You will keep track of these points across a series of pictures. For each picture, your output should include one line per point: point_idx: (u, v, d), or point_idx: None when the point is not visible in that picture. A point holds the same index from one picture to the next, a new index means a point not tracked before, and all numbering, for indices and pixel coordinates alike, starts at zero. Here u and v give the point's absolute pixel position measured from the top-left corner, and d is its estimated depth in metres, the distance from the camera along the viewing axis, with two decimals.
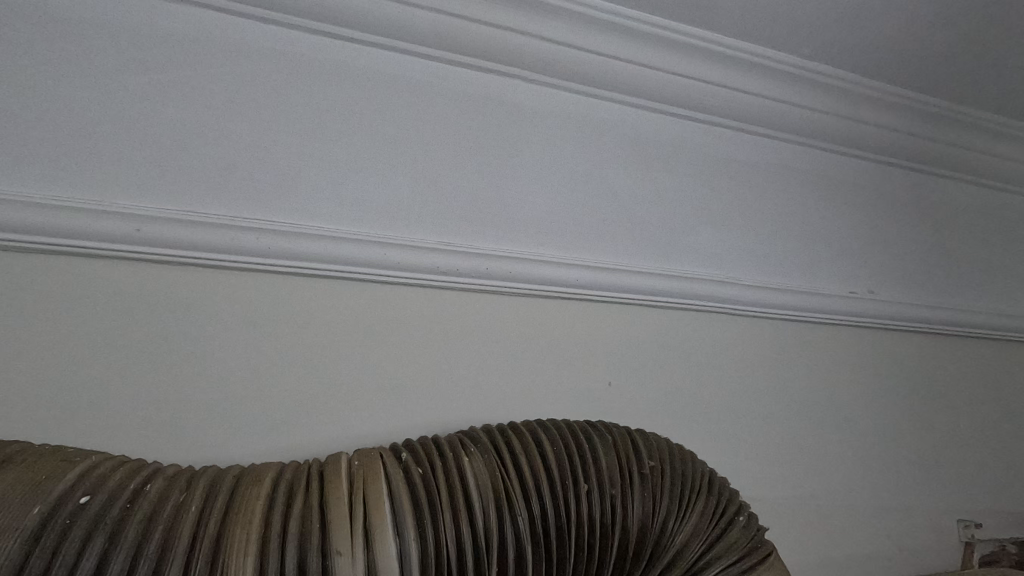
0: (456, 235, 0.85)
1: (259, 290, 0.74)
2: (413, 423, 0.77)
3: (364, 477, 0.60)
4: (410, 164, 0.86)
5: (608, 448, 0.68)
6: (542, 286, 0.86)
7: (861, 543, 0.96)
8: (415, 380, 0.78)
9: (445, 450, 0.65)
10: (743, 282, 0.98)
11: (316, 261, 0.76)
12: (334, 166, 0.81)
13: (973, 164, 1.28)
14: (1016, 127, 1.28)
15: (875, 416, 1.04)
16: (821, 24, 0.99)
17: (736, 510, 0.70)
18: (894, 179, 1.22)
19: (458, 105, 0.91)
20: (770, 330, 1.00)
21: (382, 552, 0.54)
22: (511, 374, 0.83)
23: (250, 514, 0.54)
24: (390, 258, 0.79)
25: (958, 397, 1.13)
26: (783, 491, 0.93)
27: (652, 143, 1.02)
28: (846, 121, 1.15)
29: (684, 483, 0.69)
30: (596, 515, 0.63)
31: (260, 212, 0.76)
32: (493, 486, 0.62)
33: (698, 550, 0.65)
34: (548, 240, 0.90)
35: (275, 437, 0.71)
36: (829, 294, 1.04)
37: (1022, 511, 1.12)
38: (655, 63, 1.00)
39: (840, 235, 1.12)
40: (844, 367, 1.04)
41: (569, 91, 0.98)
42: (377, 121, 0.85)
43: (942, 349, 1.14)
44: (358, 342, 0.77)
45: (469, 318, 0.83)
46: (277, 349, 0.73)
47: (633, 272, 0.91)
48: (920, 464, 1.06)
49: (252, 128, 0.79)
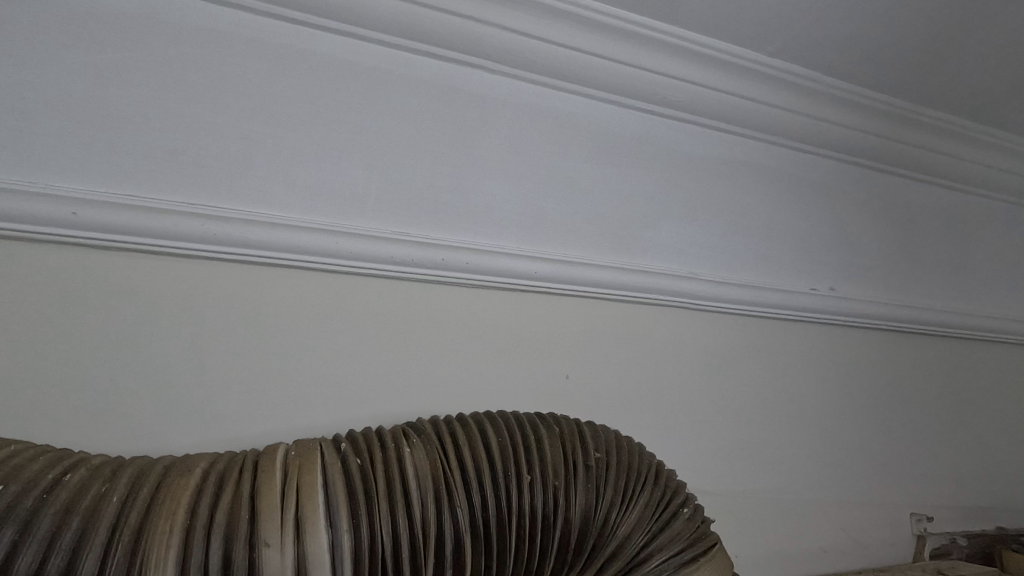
0: (414, 226, 0.84)
1: (204, 278, 0.72)
2: (364, 414, 0.76)
3: (299, 467, 0.59)
4: (368, 153, 0.84)
5: (554, 440, 0.68)
6: (501, 278, 0.86)
7: (816, 536, 0.97)
8: (368, 372, 0.77)
9: (387, 440, 0.64)
10: (705, 277, 0.98)
11: (265, 250, 0.74)
12: (288, 154, 0.80)
13: (935, 164, 1.30)
14: (976, 129, 1.31)
15: (832, 412, 1.05)
16: (789, 20, 0.99)
17: (681, 502, 0.70)
18: (857, 178, 1.23)
19: (420, 95, 0.89)
20: (731, 326, 1.00)
21: (313, 544, 0.53)
22: (467, 367, 0.82)
23: (175, 505, 0.53)
24: (343, 248, 0.78)
25: (915, 393, 1.15)
26: (740, 485, 0.94)
27: (617, 137, 1.02)
28: (812, 119, 1.16)
29: (630, 475, 0.68)
30: (537, 506, 0.62)
31: (207, 198, 0.74)
32: (433, 477, 0.61)
33: (641, 541, 0.65)
34: (509, 233, 0.89)
35: (219, 429, 0.69)
36: (791, 291, 1.05)
37: (973, 504, 1.15)
38: (622, 56, 0.99)
39: (803, 232, 1.12)
40: (803, 363, 1.05)
41: (533, 82, 0.97)
42: (334, 108, 0.84)
43: (900, 346, 1.16)
44: (308, 332, 0.75)
45: (425, 310, 0.82)
46: (222, 339, 0.72)
47: (594, 266, 0.91)
48: (876, 458, 1.07)
49: (202, 112, 0.76)
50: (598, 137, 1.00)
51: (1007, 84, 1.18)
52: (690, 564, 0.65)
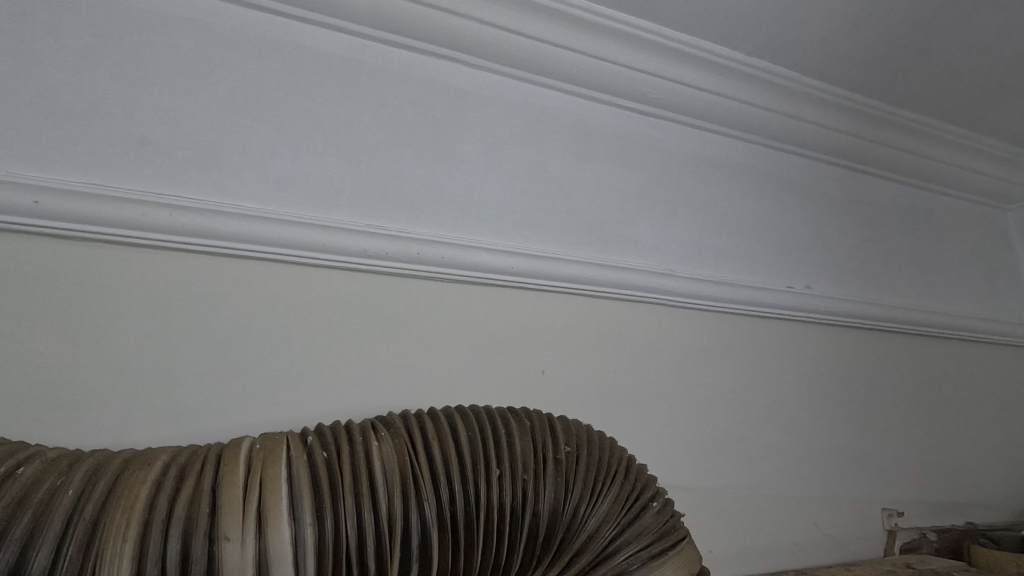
0: (389, 219, 0.83)
1: (172, 270, 0.71)
2: (335, 408, 0.75)
3: (263, 460, 0.58)
4: (343, 145, 0.83)
5: (524, 433, 0.68)
6: (477, 273, 0.85)
7: (789, 531, 0.98)
8: (339, 366, 0.76)
9: (354, 434, 0.63)
10: (681, 274, 0.99)
11: (234, 241, 0.73)
12: (260, 144, 0.78)
13: (908, 165, 1.32)
14: (949, 131, 1.33)
15: (806, 407, 1.06)
16: (766, 20, 0.99)
17: (651, 496, 0.70)
18: (832, 177, 1.25)
19: (397, 88, 0.89)
20: (707, 322, 1.01)
21: (275, 537, 0.52)
22: (441, 362, 0.82)
23: (132, 498, 0.51)
24: (315, 240, 0.76)
25: (887, 390, 1.17)
26: (714, 480, 0.94)
27: (595, 133, 1.02)
28: (789, 118, 1.17)
29: (600, 468, 0.68)
30: (506, 500, 0.62)
31: (175, 188, 0.72)
32: (400, 470, 0.60)
33: (609, 534, 0.65)
34: (485, 227, 0.89)
35: (184, 423, 0.67)
36: (766, 288, 1.06)
37: (943, 499, 1.16)
38: (602, 53, 0.99)
39: (779, 231, 1.14)
40: (777, 360, 1.06)
41: (512, 77, 0.97)
42: (308, 100, 0.83)
43: (873, 344, 1.18)
44: (278, 325, 0.74)
45: (398, 304, 0.81)
46: (189, 331, 0.70)
47: (571, 262, 0.91)
48: (849, 454, 1.09)
49: (173, 102, 0.75)
50: (577, 133, 1.00)
51: (979, 87, 1.20)
52: (658, 557, 0.65)
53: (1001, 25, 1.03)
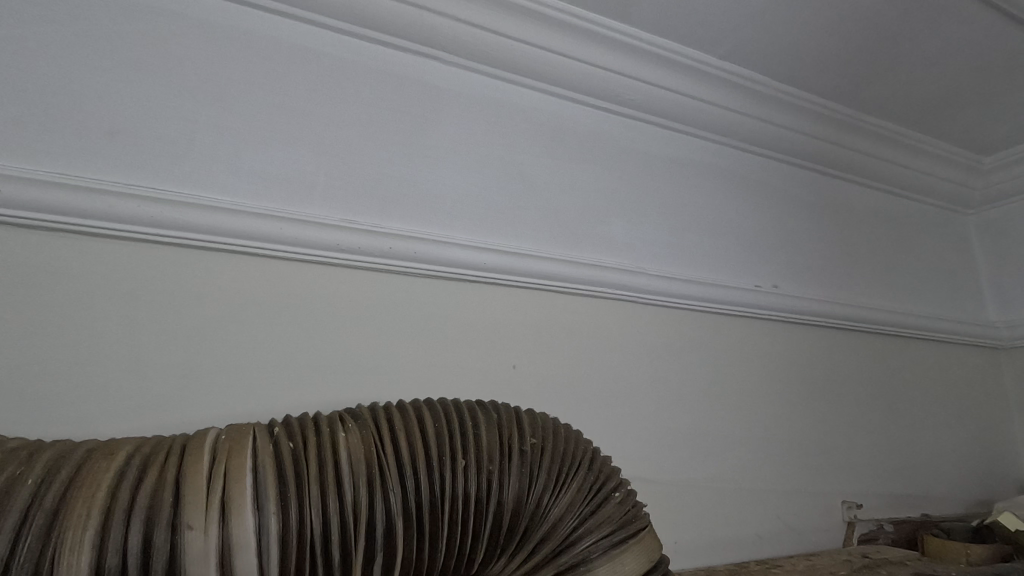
0: (363, 213, 0.84)
1: (141, 261, 0.71)
2: (304, 401, 0.75)
3: (228, 451, 0.58)
4: (317, 140, 0.83)
5: (490, 426, 0.69)
6: (450, 268, 0.86)
7: (752, 523, 1.01)
8: (311, 358, 0.77)
9: (321, 425, 0.64)
10: (652, 272, 1.01)
11: (205, 234, 0.73)
12: (233, 136, 0.78)
13: (871, 169, 1.37)
14: (912, 138, 1.37)
15: (770, 402, 1.09)
16: (735, 25, 1.02)
17: (614, 486, 0.71)
18: (799, 180, 1.29)
19: (373, 84, 0.89)
20: (676, 319, 1.03)
21: (239, 526, 0.52)
22: (413, 356, 0.83)
23: (93, 488, 0.51)
24: (287, 233, 0.77)
25: (849, 386, 1.21)
26: (681, 473, 0.96)
27: (569, 132, 1.04)
28: (759, 121, 1.20)
29: (564, 460, 0.70)
30: (471, 490, 0.63)
31: (144, 179, 0.72)
32: (367, 461, 0.61)
33: (571, 524, 0.66)
34: (459, 223, 0.90)
35: (150, 414, 0.67)
36: (734, 287, 1.09)
37: (900, 492, 1.21)
38: (577, 53, 1.01)
39: (747, 231, 1.17)
40: (744, 356, 1.09)
41: (488, 75, 0.99)
42: (282, 93, 0.83)
43: (836, 342, 1.21)
44: (249, 318, 0.74)
45: (370, 298, 0.82)
46: (158, 323, 0.70)
47: (543, 258, 0.92)
48: (811, 448, 1.12)
49: (143, 92, 0.75)
50: (551, 132, 1.02)
51: (939, 95, 1.24)
52: (619, 545, 0.67)
53: (960, 36, 1.07)
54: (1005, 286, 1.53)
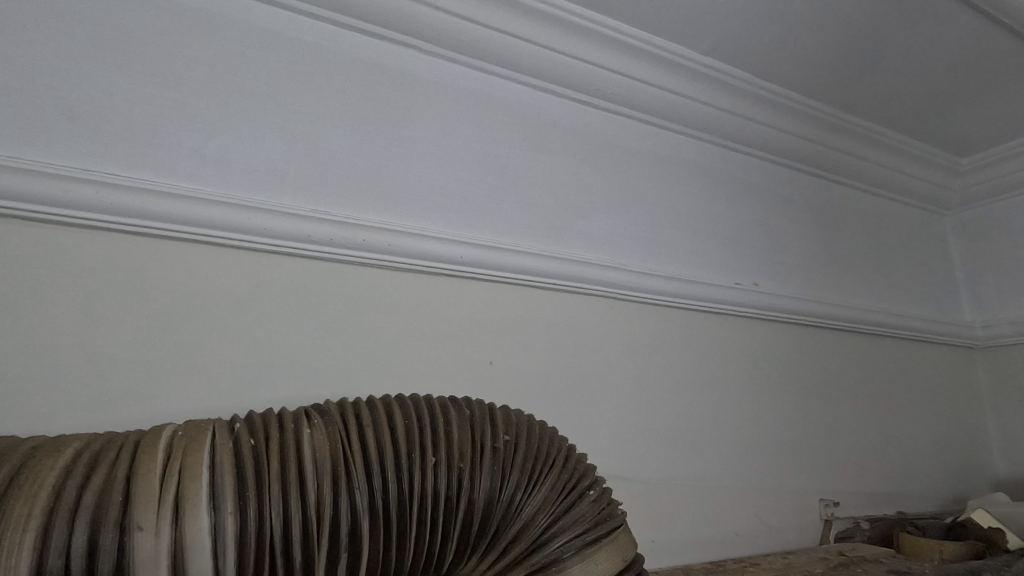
0: (336, 204, 0.81)
1: (99, 250, 0.67)
2: (272, 397, 0.72)
3: (185, 447, 0.55)
4: (290, 128, 0.81)
5: (462, 422, 0.67)
6: (426, 262, 0.84)
7: (730, 521, 1.00)
8: (280, 354, 0.74)
9: (286, 421, 0.61)
10: (632, 269, 1.00)
11: (167, 222, 0.70)
12: (200, 123, 0.75)
13: (851, 168, 1.38)
14: (891, 137, 1.38)
15: (749, 400, 1.09)
16: (717, 20, 1.01)
17: (588, 485, 0.70)
18: (779, 178, 1.29)
19: (348, 73, 0.87)
20: (656, 316, 1.03)
21: (192, 527, 0.50)
22: (386, 351, 0.80)
23: (36, 485, 0.48)
24: (256, 224, 0.74)
25: (827, 384, 1.21)
26: (660, 471, 0.95)
27: (550, 126, 1.02)
28: (741, 119, 1.20)
29: (537, 457, 0.68)
30: (440, 488, 0.62)
31: (103, 164, 0.69)
32: (332, 458, 0.59)
33: (543, 523, 0.65)
34: (436, 216, 0.88)
35: (106, 411, 0.64)
36: (714, 284, 1.08)
37: (877, 489, 1.21)
38: (559, 45, 0.99)
39: (727, 228, 1.17)
40: (723, 353, 1.08)
41: (468, 66, 0.97)
42: (252, 79, 0.80)
43: (814, 340, 1.22)
44: (214, 311, 0.71)
45: (343, 291, 0.79)
46: (116, 315, 0.66)
47: (522, 253, 0.91)
48: (790, 446, 1.12)
49: (105, 74, 0.71)
50: (532, 125, 1.01)
51: (918, 95, 1.25)
52: (592, 544, 0.65)
53: (939, 37, 1.08)
54: (981, 286, 1.55)
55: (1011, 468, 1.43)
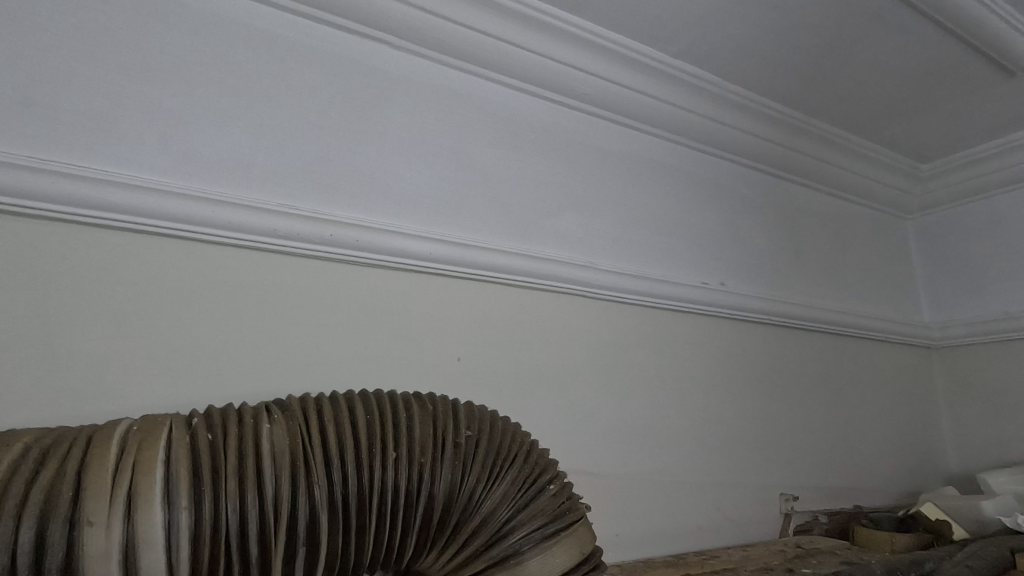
0: (305, 199, 0.81)
1: (57, 242, 0.66)
2: (234, 392, 0.72)
3: (140, 441, 0.55)
4: (257, 121, 0.80)
5: (424, 418, 0.68)
6: (396, 258, 0.84)
7: (693, 514, 1.02)
8: (243, 348, 0.73)
9: (246, 416, 0.61)
10: (601, 267, 1.02)
11: (128, 214, 0.69)
12: (162, 114, 0.74)
13: (816, 172, 1.41)
14: (856, 143, 1.42)
15: (714, 397, 1.11)
16: (687, 24, 1.03)
17: (549, 479, 0.70)
18: (747, 180, 1.32)
19: (318, 67, 0.86)
20: (624, 314, 1.05)
21: (145, 522, 0.49)
22: (354, 347, 0.80)
23: None
24: (220, 217, 0.73)
25: (790, 381, 1.24)
26: (625, 466, 0.97)
27: (523, 125, 1.03)
28: (710, 121, 1.22)
29: (499, 452, 0.69)
30: (400, 483, 0.62)
31: (59, 155, 0.67)
32: (291, 452, 0.59)
33: (504, 517, 0.65)
34: (406, 213, 0.88)
35: (62, 405, 0.62)
36: (681, 284, 1.11)
37: (835, 484, 1.25)
38: (532, 45, 1.00)
39: (695, 229, 1.19)
40: (689, 351, 1.11)
41: (441, 63, 0.97)
42: (220, 70, 0.79)
43: (778, 338, 1.25)
44: (177, 305, 0.70)
45: (310, 286, 0.79)
46: (74, 307, 0.65)
47: (492, 250, 0.92)
48: (753, 442, 1.15)
49: (63, 62, 0.70)
50: (504, 124, 1.02)
51: (881, 102, 1.29)
52: (551, 537, 0.66)
53: (900, 46, 1.11)
54: (938, 288, 1.61)
55: (962, 463, 1.49)
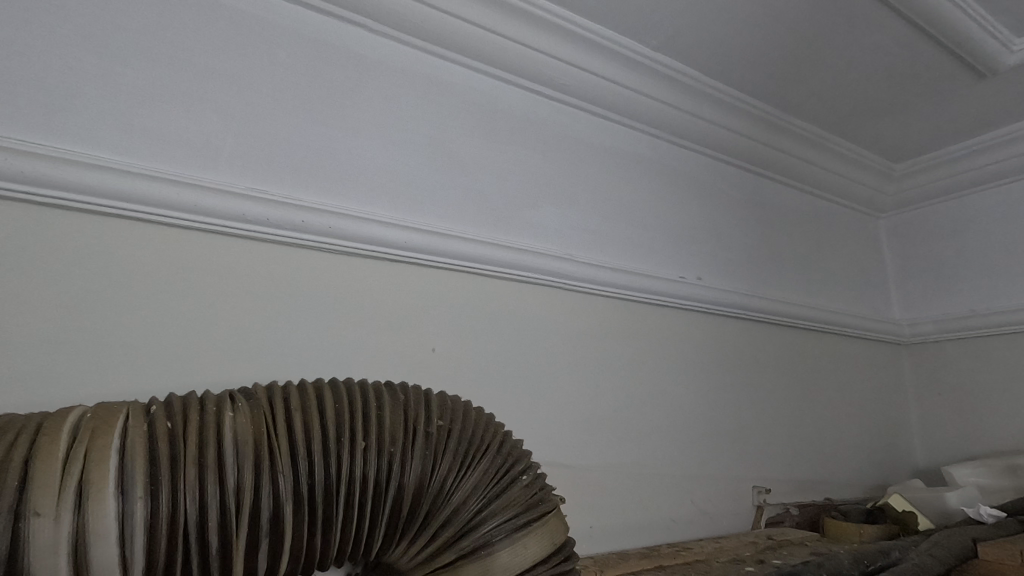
0: (275, 184, 0.78)
1: (10, 222, 0.63)
2: (197, 381, 0.69)
3: (93, 429, 0.52)
4: (227, 102, 0.77)
5: (395, 407, 0.66)
6: (369, 246, 0.82)
7: (667, 507, 1.03)
8: (209, 335, 0.71)
9: (207, 405, 0.59)
10: (579, 259, 1.01)
11: (86, 194, 0.66)
12: (125, 91, 0.71)
13: (792, 169, 1.43)
14: (831, 141, 1.44)
15: (689, 391, 1.12)
16: (668, 16, 1.03)
17: (521, 469, 0.69)
18: (724, 176, 1.33)
19: (292, 49, 0.84)
20: (601, 307, 1.04)
21: (97, 512, 0.47)
22: (326, 337, 0.78)
23: None
24: (186, 200, 0.71)
25: (764, 375, 1.26)
26: (599, 459, 0.97)
27: (501, 115, 1.02)
28: (689, 116, 1.23)
29: (471, 442, 0.68)
30: (369, 474, 0.61)
31: (15, 131, 0.64)
32: (254, 442, 0.57)
33: (474, 508, 0.64)
34: (380, 201, 0.86)
35: (12, 392, 0.59)
36: (658, 278, 1.11)
37: (806, 477, 1.27)
38: (512, 33, 0.99)
39: (672, 223, 1.20)
40: (665, 345, 1.11)
41: (418, 49, 0.95)
42: (187, 49, 0.76)
43: (753, 333, 1.26)
44: (139, 289, 0.68)
45: (280, 273, 0.77)
46: (28, 290, 0.62)
47: (468, 240, 0.91)
48: (727, 435, 1.16)
49: (17, 33, 0.66)
50: (483, 113, 1.00)
51: (856, 101, 1.31)
52: (523, 528, 0.65)
53: (876, 45, 1.12)
54: (909, 286, 1.65)
55: (929, 457, 1.53)
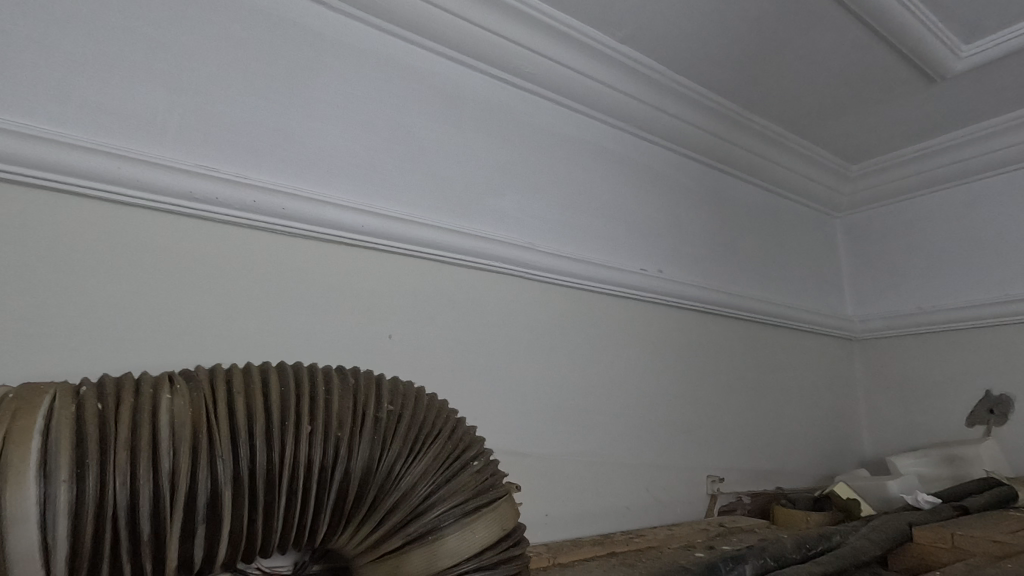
0: (225, 162, 0.76)
1: None
2: (137, 364, 0.66)
3: (13, 410, 0.49)
4: (175, 75, 0.74)
5: (344, 391, 0.65)
6: (324, 229, 0.81)
7: (622, 495, 1.04)
8: (151, 317, 0.68)
9: (143, 386, 0.56)
10: (540, 249, 1.02)
11: (18, 165, 0.62)
12: (63, 59, 0.67)
13: (751, 166, 1.47)
14: (790, 140, 1.48)
15: (647, 381, 1.14)
16: (633, 9, 1.03)
17: (473, 455, 0.69)
18: (687, 170, 1.36)
19: (245, 22, 0.81)
20: (561, 296, 1.05)
21: (16, 498, 0.45)
22: (277, 321, 0.76)
23: None
24: (127, 174, 0.67)
25: (720, 366, 1.28)
26: (556, 446, 0.97)
27: (466, 101, 1.02)
28: (652, 109, 1.24)
29: (422, 428, 0.67)
30: (314, 458, 0.59)
31: None
32: (192, 425, 0.55)
33: (423, 493, 0.64)
34: (337, 184, 0.84)
35: None
36: (618, 269, 1.12)
37: (759, 466, 1.30)
38: (478, 18, 0.98)
39: (634, 216, 1.21)
40: (624, 335, 1.12)
41: (381, 30, 0.94)
42: (132, 17, 0.73)
43: (710, 325, 1.29)
44: (75, 267, 0.65)
45: (229, 253, 0.74)
46: None
47: (428, 226, 0.89)
48: (683, 425, 1.18)
49: None
50: (448, 98, 0.99)
51: (815, 101, 1.34)
52: (472, 513, 0.64)
53: (834, 46, 1.15)
54: (861, 283, 1.71)
55: (875, 448, 1.59)
